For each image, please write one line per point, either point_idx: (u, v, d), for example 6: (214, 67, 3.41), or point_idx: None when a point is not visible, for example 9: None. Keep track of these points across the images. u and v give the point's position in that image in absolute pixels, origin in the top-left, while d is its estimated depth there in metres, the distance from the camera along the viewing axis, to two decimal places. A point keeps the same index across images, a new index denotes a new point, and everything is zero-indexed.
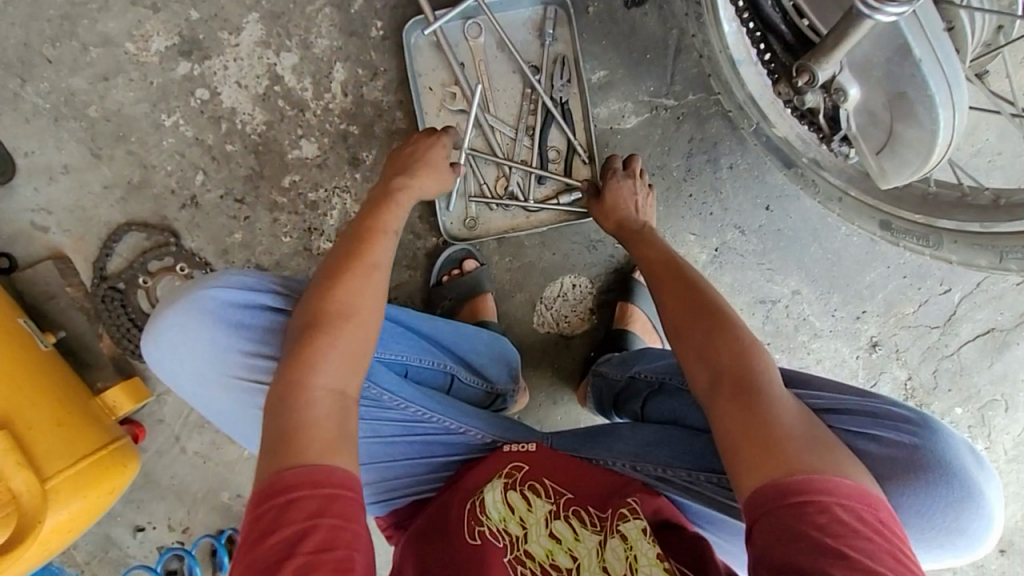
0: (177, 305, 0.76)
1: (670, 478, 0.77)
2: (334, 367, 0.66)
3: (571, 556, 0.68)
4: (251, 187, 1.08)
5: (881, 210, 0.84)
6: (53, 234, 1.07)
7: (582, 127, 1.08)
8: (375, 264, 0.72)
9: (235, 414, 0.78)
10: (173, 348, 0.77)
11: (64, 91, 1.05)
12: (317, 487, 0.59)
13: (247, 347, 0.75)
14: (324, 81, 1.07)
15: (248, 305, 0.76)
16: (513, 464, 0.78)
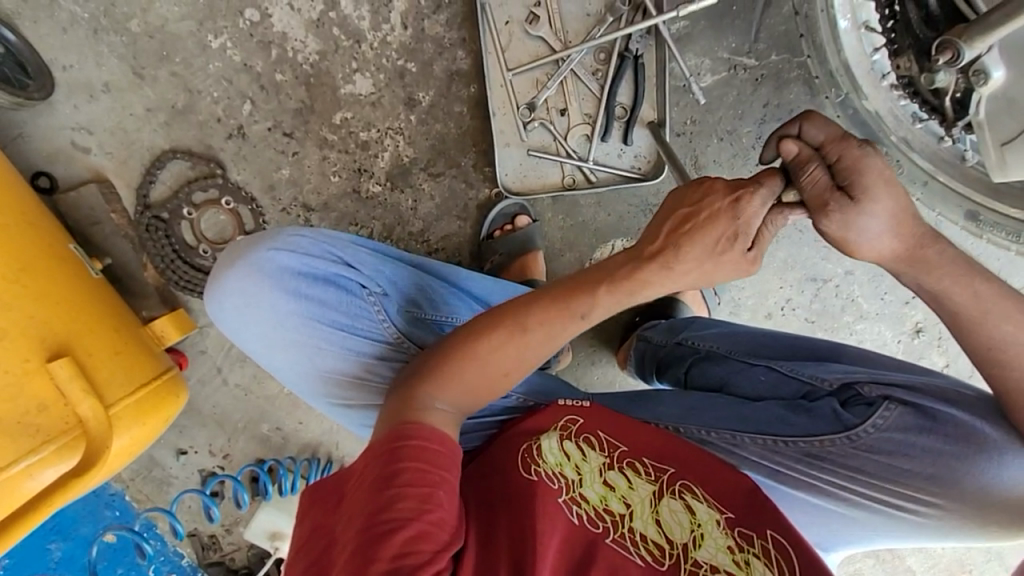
0: (235, 270, 0.74)
1: (714, 440, 0.74)
2: (483, 377, 0.66)
3: (624, 502, 0.65)
4: (301, 121, 1.03)
5: (971, 199, 0.79)
6: (95, 156, 1.03)
7: (655, 84, 1.01)
8: (570, 322, 0.65)
9: (301, 376, 0.77)
10: (231, 312, 0.76)
11: (105, 0, 0.97)
12: (414, 441, 0.60)
13: (308, 312, 0.74)
14: (383, 11, 0.99)
15: (305, 271, 0.75)
16: (568, 415, 0.72)
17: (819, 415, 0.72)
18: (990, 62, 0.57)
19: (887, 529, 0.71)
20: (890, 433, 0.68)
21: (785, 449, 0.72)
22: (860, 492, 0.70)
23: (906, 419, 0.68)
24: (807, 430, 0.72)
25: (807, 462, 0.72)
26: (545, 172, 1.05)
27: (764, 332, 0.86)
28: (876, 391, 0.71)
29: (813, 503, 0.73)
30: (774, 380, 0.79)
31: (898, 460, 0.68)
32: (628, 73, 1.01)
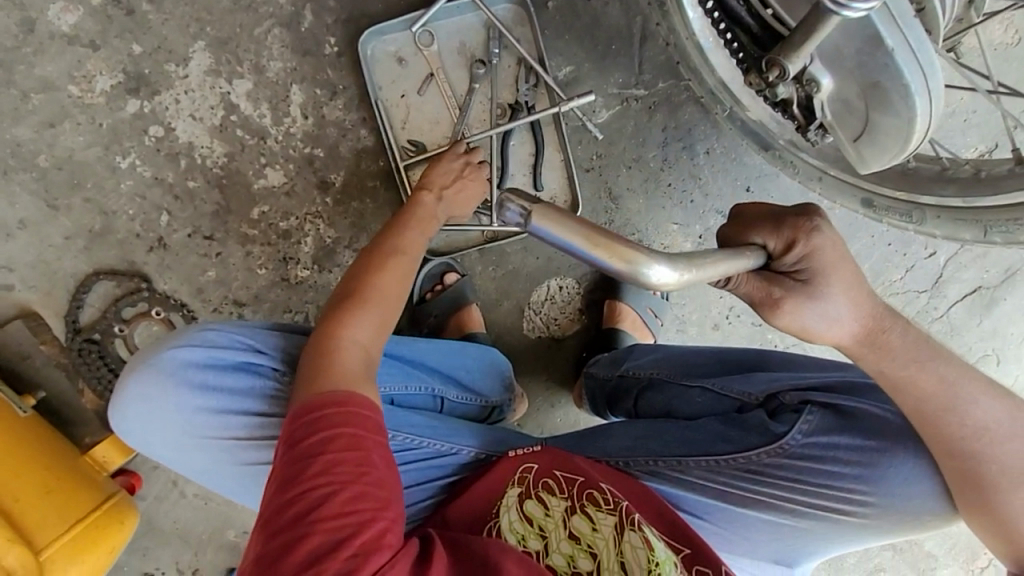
0: (139, 374, 0.75)
1: (662, 469, 0.73)
2: (368, 326, 0.68)
3: (591, 555, 0.64)
4: (219, 222, 1.05)
5: (863, 188, 0.80)
6: (18, 292, 1.03)
7: (553, 127, 1.06)
8: (400, 250, 0.74)
9: (220, 471, 0.77)
10: (138, 419, 0.76)
11: (11, 143, 1.00)
12: (328, 411, 0.59)
13: (217, 405, 0.74)
14: (282, 105, 1.03)
15: (209, 362, 0.75)
16: (524, 465, 0.73)
17: (753, 428, 0.70)
18: (816, 72, 0.58)
19: (835, 534, 0.69)
20: (815, 437, 0.66)
21: (726, 468, 0.71)
22: (806, 502, 0.68)
23: (829, 421, 0.67)
24: (743, 445, 0.70)
25: (749, 478, 0.70)
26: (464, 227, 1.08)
27: (698, 349, 0.85)
28: (796, 398, 0.69)
29: (768, 525, 0.71)
30: (710, 399, 0.77)
31: (824, 465, 0.66)
32: (524, 123, 1.05)
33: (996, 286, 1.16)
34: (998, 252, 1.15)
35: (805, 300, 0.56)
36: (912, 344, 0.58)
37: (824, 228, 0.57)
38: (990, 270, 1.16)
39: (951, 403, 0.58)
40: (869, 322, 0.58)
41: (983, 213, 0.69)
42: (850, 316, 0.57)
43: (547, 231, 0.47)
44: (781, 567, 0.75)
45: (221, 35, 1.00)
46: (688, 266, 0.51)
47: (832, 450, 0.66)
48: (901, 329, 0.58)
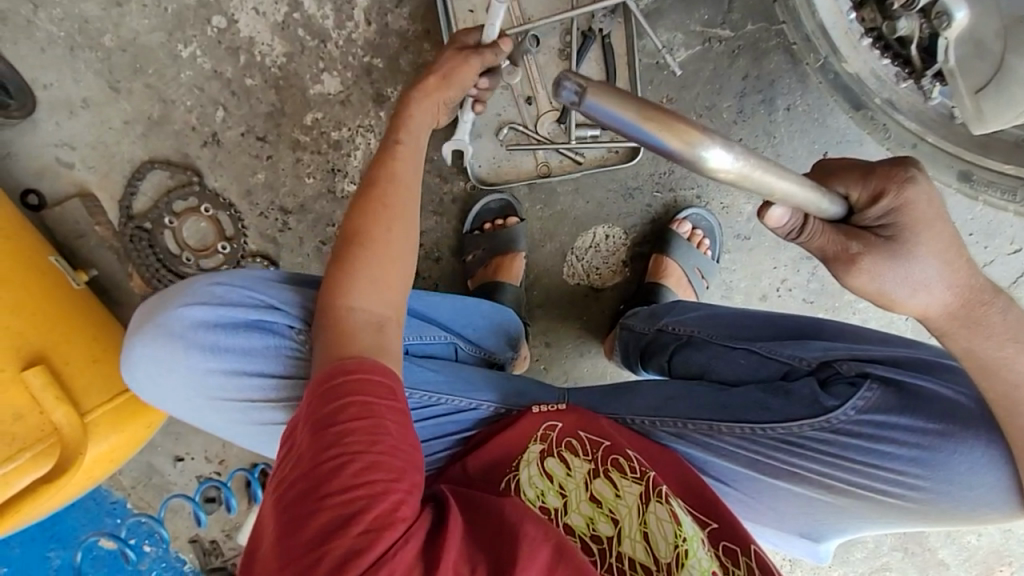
0: (147, 332, 0.74)
1: (691, 433, 0.70)
2: (373, 282, 0.62)
3: (612, 521, 0.62)
4: (273, 124, 1.04)
5: (963, 158, 0.72)
6: (78, 171, 1.05)
7: (625, 61, 0.98)
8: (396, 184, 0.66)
9: (239, 429, 0.77)
10: (147, 379, 0.76)
11: (80, 19, 1.00)
12: (338, 379, 0.56)
13: (228, 367, 0.73)
14: (346, 8, 0.99)
15: (220, 321, 0.74)
16: (547, 423, 0.69)
17: (798, 400, 0.67)
18: None
19: (868, 514, 0.67)
20: (869, 414, 0.63)
21: (762, 436, 0.68)
22: (844, 479, 0.65)
23: (888, 401, 0.63)
24: (784, 415, 0.67)
25: (787, 449, 0.67)
26: (517, 158, 1.04)
27: (746, 311, 0.81)
28: (854, 368, 0.66)
29: (799, 498, 0.69)
30: (754, 362, 0.74)
31: (874, 444, 0.63)
32: (594, 51, 0.98)
33: None
34: None
35: (887, 261, 0.53)
36: (1012, 322, 0.55)
37: (920, 180, 0.53)
38: None
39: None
40: (968, 296, 0.55)
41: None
42: (942, 283, 0.54)
43: (603, 110, 0.40)
44: (805, 541, 0.73)
45: None
46: (746, 159, 0.45)
47: (887, 429, 0.63)
48: (1003, 306, 0.55)
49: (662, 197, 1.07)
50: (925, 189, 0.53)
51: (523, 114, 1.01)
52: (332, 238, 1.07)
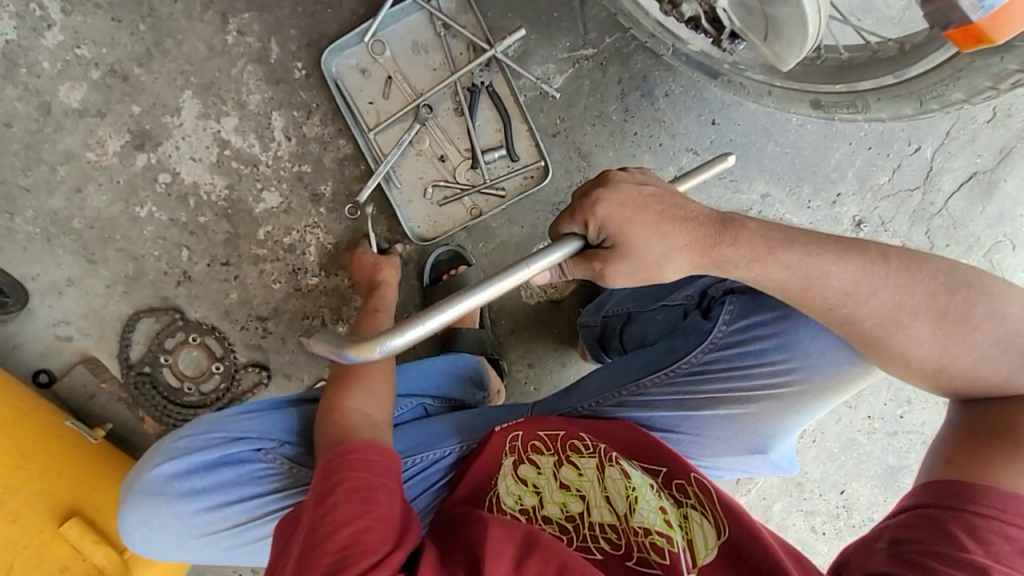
0: (130, 501, 0.84)
1: (628, 398, 0.85)
2: (365, 396, 0.79)
3: (580, 497, 0.71)
4: (232, 248, 1.16)
5: (808, 90, 0.82)
6: (77, 340, 1.17)
7: (512, 100, 1.11)
8: None
9: (237, 550, 0.87)
10: (146, 538, 0.86)
11: (50, 212, 1.14)
12: (345, 458, 0.66)
13: (207, 504, 0.83)
14: (267, 133, 1.13)
15: (191, 468, 0.84)
16: (511, 437, 0.79)
17: (692, 333, 0.84)
18: None
19: (781, 412, 0.81)
20: (736, 324, 0.81)
21: (675, 376, 0.84)
22: (744, 388, 0.81)
23: (746, 307, 0.81)
24: (684, 352, 0.84)
25: (695, 379, 0.83)
26: (448, 209, 1.15)
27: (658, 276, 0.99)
28: (718, 292, 0.85)
29: (729, 418, 0.83)
30: (666, 314, 0.92)
31: (747, 347, 0.80)
32: (484, 101, 1.12)
33: (992, 169, 1.14)
34: (987, 134, 1.12)
35: (620, 263, 0.68)
36: (745, 248, 0.68)
37: (602, 198, 0.67)
38: (983, 154, 1.13)
39: (807, 280, 0.69)
40: (711, 239, 0.69)
41: (915, 83, 0.70)
42: (675, 250, 0.68)
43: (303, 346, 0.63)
44: (758, 456, 0.86)
45: (204, 82, 1.11)
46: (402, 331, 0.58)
47: (751, 330, 0.80)
48: (732, 239, 0.69)
49: None
50: (616, 194, 0.68)
51: (442, 171, 1.14)
52: (310, 329, 1.17)
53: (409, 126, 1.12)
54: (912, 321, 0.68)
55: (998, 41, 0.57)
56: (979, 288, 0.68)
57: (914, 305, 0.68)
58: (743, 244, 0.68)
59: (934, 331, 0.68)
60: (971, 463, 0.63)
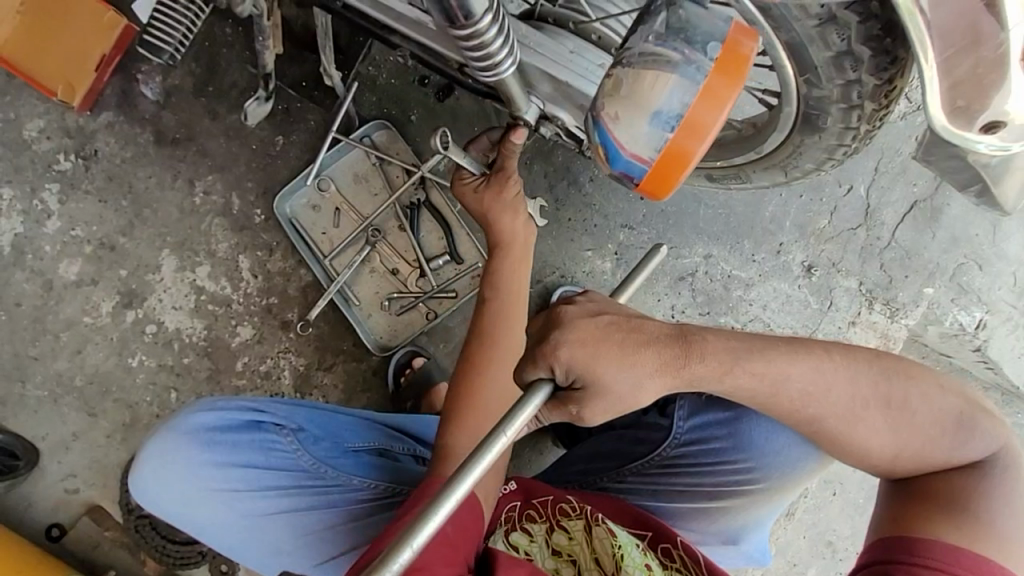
0: (160, 433, 0.86)
1: (606, 483, 0.90)
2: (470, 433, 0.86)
3: (570, 561, 0.73)
4: (215, 383, 1.24)
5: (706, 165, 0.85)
6: (83, 491, 1.25)
7: (449, 210, 1.21)
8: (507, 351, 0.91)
9: (219, 524, 0.85)
10: (149, 474, 0.86)
11: (56, 375, 1.26)
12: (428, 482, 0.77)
13: (223, 458, 0.85)
14: (236, 274, 1.24)
15: (220, 424, 0.87)
16: (507, 505, 0.82)
17: (655, 429, 0.91)
18: (552, 109, 0.68)
19: (751, 504, 0.87)
20: (692, 422, 0.88)
21: (649, 469, 0.89)
22: (711, 484, 0.86)
23: (699, 405, 0.88)
24: (652, 449, 0.90)
25: (667, 475, 0.88)
26: (406, 317, 1.22)
27: None
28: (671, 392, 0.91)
29: (701, 511, 0.88)
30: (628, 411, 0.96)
31: (707, 444, 0.87)
32: (425, 214, 1.21)
33: (932, 196, 1.14)
34: (916, 164, 1.14)
35: (596, 399, 0.70)
36: (711, 366, 0.72)
37: (562, 343, 0.70)
38: (918, 183, 1.14)
39: (768, 391, 0.73)
40: (672, 354, 0.71)
41: (776, 156, 0.81)
42: (646, 378, 0.71)
43: None
44: (731, 545, 0.91)
45: (179, 239, 1.25)
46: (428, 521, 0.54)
47: (706, 428, 0.87)
48: (700, 358, 0.72)
49: (535, 289, 1.20)
50: (575, 332, 0.70)
51: (395, 283, 1.22)
52: None
53: (360, 248, 1.21)
54: (867, 412, 0.74)
55: (670, 191, 0.62)
56: (915, 380, 0.75)
57: (866, 397, 0.74)
58: (707, 358, 0.72)
59: (886, 419, 0.74)
60: (913, 521, 0.71)
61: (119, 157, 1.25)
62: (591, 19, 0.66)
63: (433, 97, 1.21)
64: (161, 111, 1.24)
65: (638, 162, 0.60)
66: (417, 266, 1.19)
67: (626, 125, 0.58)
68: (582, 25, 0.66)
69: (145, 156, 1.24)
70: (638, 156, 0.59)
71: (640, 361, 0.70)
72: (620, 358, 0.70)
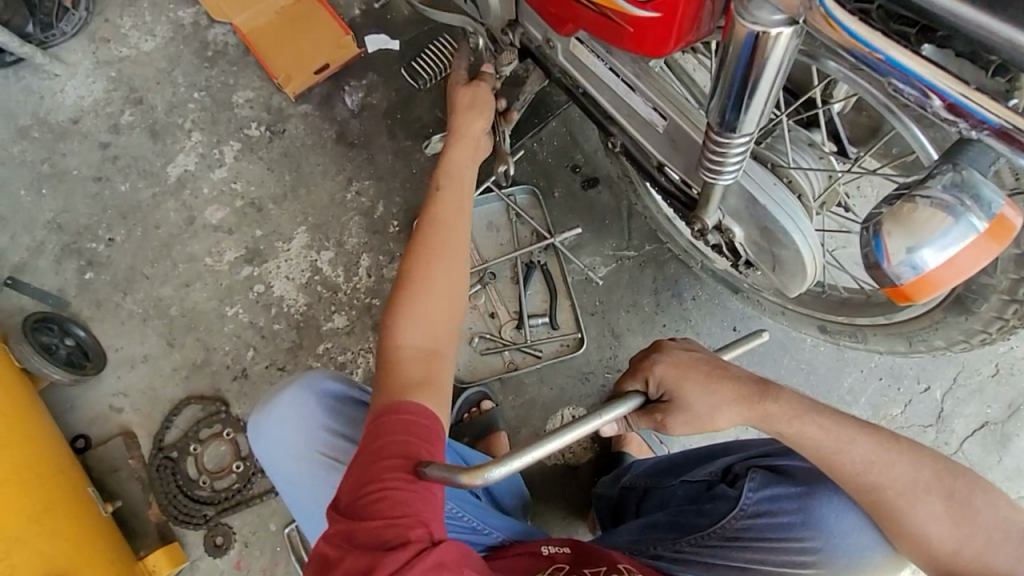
0: (292, 385, 0.92)
1: (661, 552, 0.86)
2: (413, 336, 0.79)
3: None
4: (292, 356, 1.30)
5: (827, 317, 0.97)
6: (125, 413, 1.27)
7: (561, 278, 1.31)
8: (441, 262, 0.83)
9: (311, 489, 0.90)
10: (270, 421, 0.92)
11: (157, 298, 1.34)
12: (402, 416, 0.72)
13: (337, 428, 0.91)
14: (353, 268, 1.35)
15: (342, 397, 0.93)
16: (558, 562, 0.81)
17: (721, 500, 0.87)
18: (728, 223, 0.79)
19: None
20: (763, 492, 0.84)
21: (710, 539, 0.84)
22: (772, 562, 0.82)
23: (770, 478, 0.85)
24: (717, 519, 0.86)
25: (730, 543, 0.84)
26: (488, 359, 1.28)
27: (672, 454, 1.03)
28: (743, 465, 0.89)
29: None
30: (688, 487, 0.93)
31: (775, 518, 0.83)
32: (537, 275, 1.32)
33: (1003, 422, 1.20)
34: (994, 387, 1.21)
35: (678, 413, 0.77)
36: (785, 407, 0.75)
37: (660, 361, 0.78)
38: (992, 406, 1.20)
39: (835, 447, 0.74)
40: (756, 400, 0.76)
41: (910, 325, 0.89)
42: (722, 406, 0.76)
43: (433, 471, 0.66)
44: None
45: (318, 222, 1.38)
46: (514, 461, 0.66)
47: (776, 501, 0.84)
48: (776, 396, 0.76)
49: (613, 377, 1.27)
50: (672, 356, 0.78)
51: (489, 326, 1.30)
52: None
53: (472, 283, 1.31)
54: (927, 495, 0.74)
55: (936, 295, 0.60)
56: (978, 485, 0.75)
57: (927, 480, 0.74)
58: (783, 402, 0.75)
59: (947, 510, 0.74)
60: None
61: (300, 141, 1.43)
62: (789, 164, 0.77)
63: (578, 184, 1.36)
64: (351, 119, 1.43)
65: (902, 273, 0.59)
66: (517, 317, 1.27)
67: (904, 233, 0.57)
68: (779, 167, 0.77)
69: (321, 148, 1.42)
70: (909, 266, 0.58)
71: (720, 399, 0.76)
72: (711, 393, 0.76)
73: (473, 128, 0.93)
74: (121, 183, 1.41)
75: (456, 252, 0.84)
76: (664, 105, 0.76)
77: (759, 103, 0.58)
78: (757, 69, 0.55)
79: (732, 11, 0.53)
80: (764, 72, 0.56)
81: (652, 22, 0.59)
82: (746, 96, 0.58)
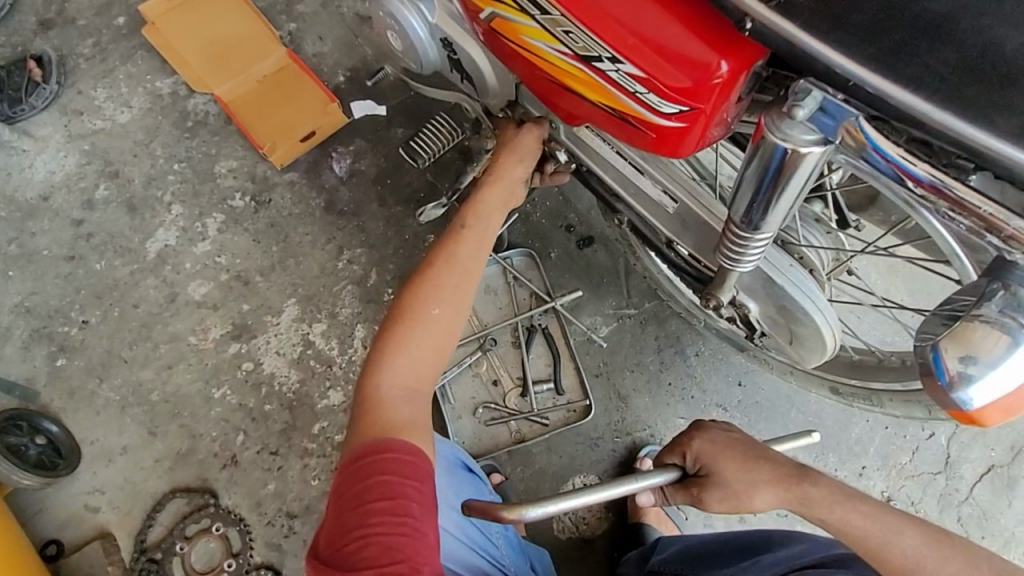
0: None
1: None
2: (400, 371, 0.75)
3: None
4: (285, 438, 1.23)
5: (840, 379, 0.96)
6: (102, 513, 1.18)
7: (563, 341, 1.29)
8: (442, 292, 0.78)
9: None
10: None
11: (136, 383, 1.26)
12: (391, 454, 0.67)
13: None
14: (348, 339, 1.30)
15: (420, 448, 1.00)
16: None
17: None
18: (743, 298, 0.78)
19: None
20: None
21: None
22: None
23: None
24: None
25: None
26: (494, 429, 1.24)
27: (704, 538, 0.97)
28: (790, 574, 0.80)
29: None
30: None
31: None
32: (539, 338, 1.29)
33: (1009, 465, 1.20)
34: (995, 431, 1.22)
35: (712, 489, 0.75)
36: (830, 491, 0.72)
37: (699, 437, 0.78)
38: (996, 449, 1.21)
39: (882, 538, 0.70)
40: (791, 486, 0.73)
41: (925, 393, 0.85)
42: (762, 486, 0.74)
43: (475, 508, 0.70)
44: None
45: (309, 293, 1.33)
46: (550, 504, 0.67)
47: None
48: (817, 478, 0.73)
49: (623, 440, 1.24)
50: (709, 435, 0.78)
51: (493, 394, 1.26)
52: None
53: (472, 350, 1.28)
54: None
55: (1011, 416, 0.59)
56: None
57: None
58: (823, 486, 0.72)
59: None
60: None
61: (287, 210, 1.39)
62: (802, 241, 0.78)
63: (574, 244, 1.35)
64: (340, 185, 1.40)
65: (967, 392, 0.58)
66: (522, 385, 1.24)
67: (964, 350, 0.57)
68: (792, 245, 0.78)
69: (309, 216, 1.39)
70: (972, 385, 0.57)
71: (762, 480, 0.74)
72: (748, 472, 0.74)
73: (511, 177, 0.85)
74: (96, 261, 1.34)
75: (462, 283, 0.80)
76: (675, 190, 0.77)
77: (785, 206, 0.59)
78: (786, 176, 0.56)
79: (762, 125, 0.54)
80: (793, 179, 0.56)
81: (673, 128, 0.59)
82: (773, 195, 0.58)
